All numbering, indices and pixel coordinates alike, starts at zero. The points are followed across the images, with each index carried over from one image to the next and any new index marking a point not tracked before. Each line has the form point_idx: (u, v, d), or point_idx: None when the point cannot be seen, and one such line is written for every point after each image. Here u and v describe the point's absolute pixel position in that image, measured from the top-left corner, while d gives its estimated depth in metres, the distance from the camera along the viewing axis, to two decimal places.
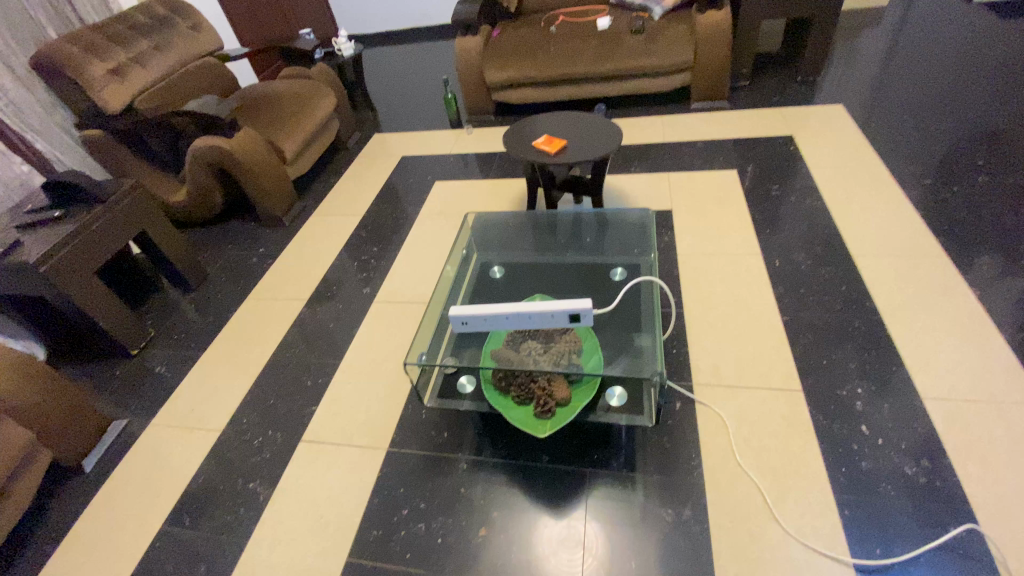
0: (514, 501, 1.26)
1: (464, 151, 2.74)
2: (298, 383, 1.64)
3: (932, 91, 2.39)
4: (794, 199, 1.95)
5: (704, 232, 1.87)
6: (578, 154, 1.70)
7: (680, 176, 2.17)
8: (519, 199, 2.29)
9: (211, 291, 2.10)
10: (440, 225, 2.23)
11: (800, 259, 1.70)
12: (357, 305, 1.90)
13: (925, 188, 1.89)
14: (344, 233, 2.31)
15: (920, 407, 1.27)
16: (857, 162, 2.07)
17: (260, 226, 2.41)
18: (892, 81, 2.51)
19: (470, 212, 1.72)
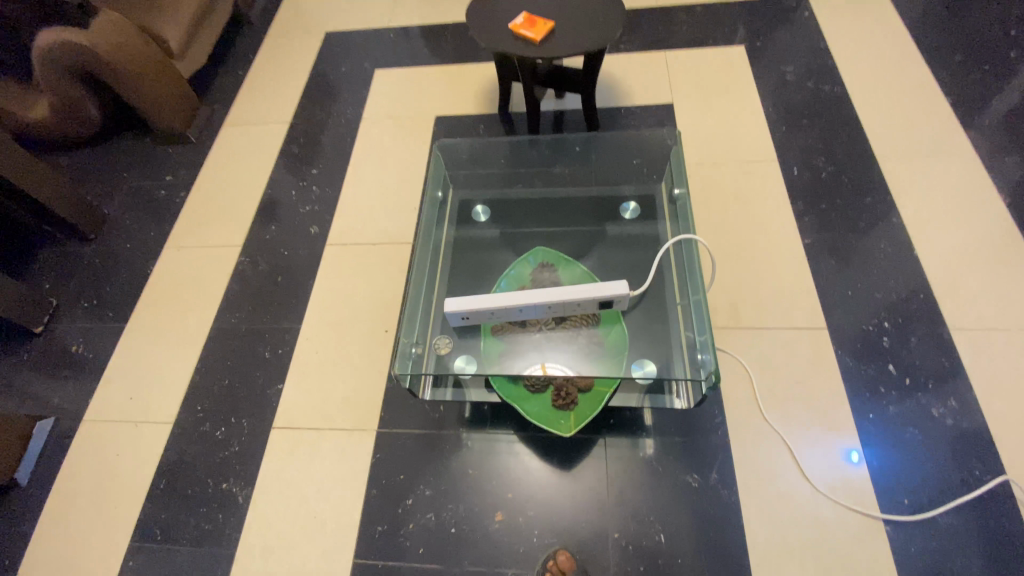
0: (529, 479, 1.16)
1: (406, 24, 2.17)
2: (254, 356, 1.39)
3: None
4: (810, 84, 1.67)
5: (712, 133, 1.60)
6: (571, 43, 1.32)
7: (679, 56, 1.81)
8: (486, 92, 1.88)
9: (117, 240, 1.69)
10: (391, 134, 1.82)
11: (820, 166, 1.50)
12: (307, 248, 1.58)
13: (954, 67, 1.65)
14: (273, 147, 1.87)
15: (948, 340, 1.20)
16: (879, 32, 1.77)
17: (161, 144, 1.91)
18: None
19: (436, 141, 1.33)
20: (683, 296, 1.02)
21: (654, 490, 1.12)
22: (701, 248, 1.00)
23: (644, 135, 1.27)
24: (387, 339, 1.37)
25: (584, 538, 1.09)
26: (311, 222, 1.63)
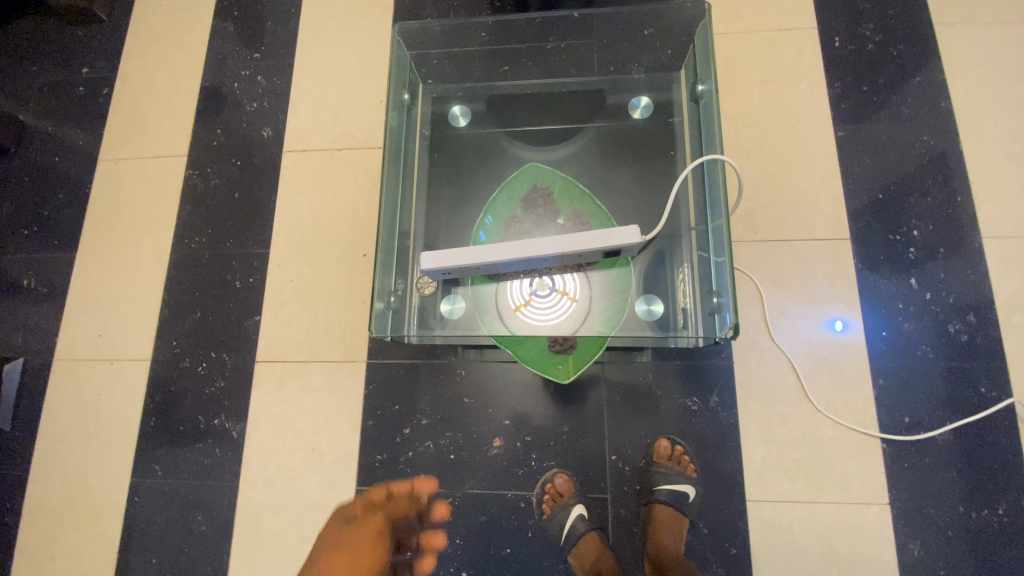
0: (526, 406, 1.13)
1: None
2: (224, 285, 1.28)
3: None
4: None
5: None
6: None
7: None
8: None
9: (41, 151, 1.46)
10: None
11: (866, 36, 1.25)
12: (263, 155, 1.37)
13: None
14: (203, 22, 1.53)
15: (978, 248, 1.10)
16: None
17: (65, 24, 1.56)
18: None
19: (398, 24, 1.06)
20: (699, 221, 0.93)
21: (651, 414, 1.10)
22: (727, 171, 0.87)
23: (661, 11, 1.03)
24: (366, 262, 1.25)
25: (583, 461, 1.10)
26: (262, 123, 1.40)
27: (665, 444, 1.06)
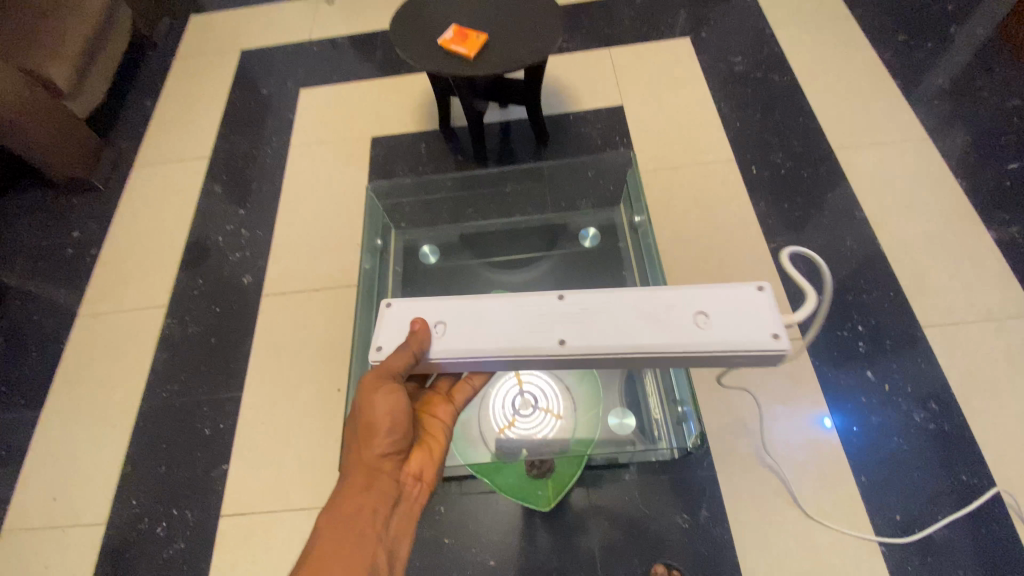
0: (512, 541, 1.07)
1: (332, 31, 2.00)
2: (194, 433, 1.25)
3: None
4: (758, 74, 1.67)
5: (667, 136, 1.54)
6: (498, 61, 1.27)
7: (624, 55, 1.76)
8: (425, 106, 1.74)
9: (21, 311, 1.50)
10: (328, 159, 1.67)
11: (779, 161, 1.47)
12: (241, 301, 1.43)
13: (895, 54, 1.68)
14: (194, 184, 1.69)
15: (921, 337, 1.18)
16: (823, 21, 1.78)
17: (63, 195, 1.72)
18: None
19: (369, 184, 1.17)
20: None
21: (642, 536, 1.05)
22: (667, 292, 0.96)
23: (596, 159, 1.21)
24: (340, 398, 1.25)
25: None
26: (243, 270, 1.48)
27: (660, 570, 1.00)
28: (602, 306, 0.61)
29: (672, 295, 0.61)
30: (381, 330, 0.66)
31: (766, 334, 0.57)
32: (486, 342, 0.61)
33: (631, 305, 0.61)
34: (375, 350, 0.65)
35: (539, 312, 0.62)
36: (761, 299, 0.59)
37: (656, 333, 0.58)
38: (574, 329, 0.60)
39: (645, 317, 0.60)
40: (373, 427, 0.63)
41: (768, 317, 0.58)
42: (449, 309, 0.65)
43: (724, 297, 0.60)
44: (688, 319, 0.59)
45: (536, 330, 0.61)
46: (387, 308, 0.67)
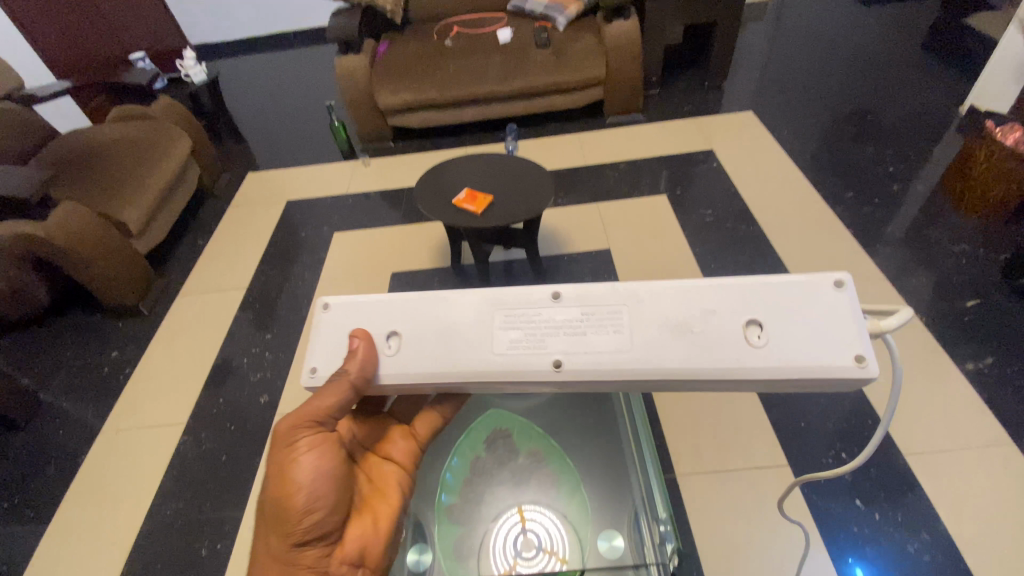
0: None
1: (365, 186, 2.36)
2: (190, 554, 1.27)
3: (821, 104, 2.53)
4: (729, 224, 1.93)
5: (651, 276, 1.76)
6: (500, 215, 1.53)
7: (612, 208, 2.06)
8: (439, 248, 1.99)
9: (49, 427, 1.60)
10: (351, 290, 1.88)
11: None
12: (255, 419, 1.52)
13: (847, 209, 1.95)
14: (228, 311, 1.89)
15: (905, 465, 1.22)
16: (782, 182, 2.10)
17: (110, 319, 1.92)
18: (784, 92, 2.63)
19: None
20: (639, 459, 1.07)
21: None
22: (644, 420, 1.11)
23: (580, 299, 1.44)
24: None
25: None
26: (261, 390, 1.60)
27: None
28: (636, 315, 0.65)
29: (719, 301, 0.64)
30: (316, 348, 0.70)
31: (847, 358, 0.59)
32: (427, 359, 0.66)
33: (673, 315, 0.64)
34: (310, 372, 0.70)
35: (525, 322, 0.66)
36: (842, 300, 0.61)
37: (709, 349, 0.62)
38: (576, 350, 0.64)
39: (688, 331, 0.63)
40: (291, 498, 0.66)
41: (851, 329, 0.60)
42: (394, 316, 0.69)
43: (786, 303, 0.62)
44: (749, 332, 0.62)
45: (525, 346, 0.65)
46: (325, 311, 0.71)
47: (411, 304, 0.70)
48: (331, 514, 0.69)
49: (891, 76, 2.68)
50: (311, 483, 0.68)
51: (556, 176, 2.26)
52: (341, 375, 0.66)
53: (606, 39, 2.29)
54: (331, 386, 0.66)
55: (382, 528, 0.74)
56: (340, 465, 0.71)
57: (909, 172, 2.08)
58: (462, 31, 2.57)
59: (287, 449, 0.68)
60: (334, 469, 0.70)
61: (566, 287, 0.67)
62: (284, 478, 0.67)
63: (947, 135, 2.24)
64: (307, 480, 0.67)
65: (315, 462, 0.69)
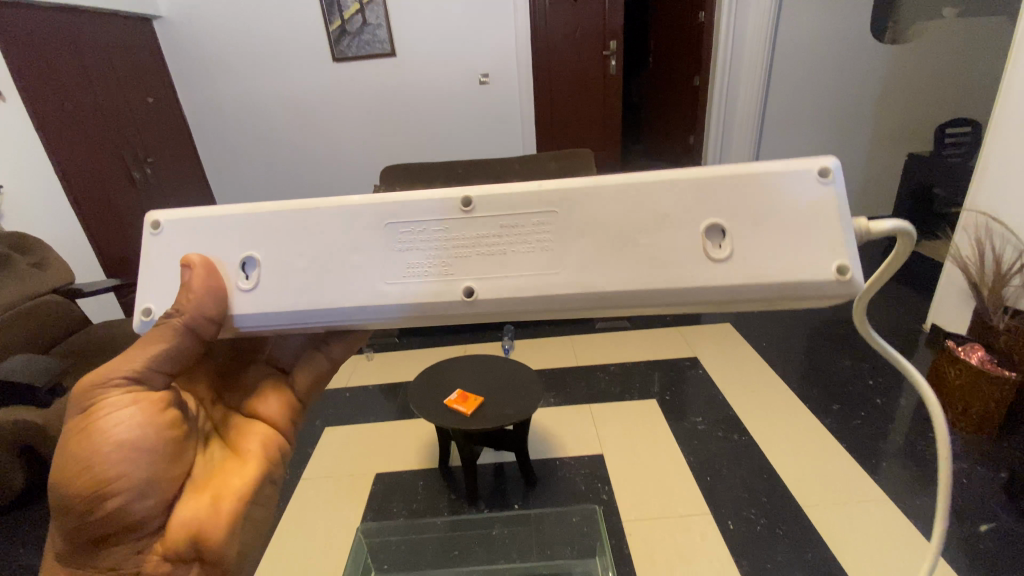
0: None
1: (367, 378, 2.47)
2: None
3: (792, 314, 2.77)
4: (720, 433, 1.95)
5: (643, 487, 1.74)
6: (491, 416, 1.58)
7: (604, 410, 2.12)
8: (429, 446, 1.98)
9: None
10: (337, 487, 1.83)
11: (753, 517, 1.61)
12: None
13: (834, 418, 2.00)
14: None
15: None
16: (766, 390, 2.18)
17: None
18: None
19: (361, 527, 1.34)
20: None
21: None
22: None
23: (568, 514, 1.40)
24: None
25: None
26: None
27: None
28: (567, 225, 0.60)
29: (664, 205, 0.59)
30: (161, 283, 0.66)
31: (830, 269, 0.57)
32: (301, 287, 0.62)
33: (616, 226, 0.59)
34: (148, 313, 0.67)
35: (429, 240, 0.61)
36: (824, 194, 0.57)
37: (652, 267, 0.59)
38: (475, 265, 0.61)
39: (633, 245, 0.59)
40: (92, 464, 0.65)
41: (833, 230, 0.57)
42: (260, 238, 0.63)
43: (753, 202, 0.58)
44: (715, 243, 0.58)
45: (432, 272, 0.61)
46: (157, 234, 0.66)
47: (269, 221, 0.63)
48: (146, 488, 0.67)
49: None
50: (115, 452, 0.66)
51: (549, 377, 2.36)
52: (175, 319, 0.64)
53: None
54: (156, 335, 0.67)
55: (220, 508, 0.70)
56: (158, 427, 0.69)
57: (888, 382, 2.18)
58: None
59: (89, 415, 0.67)
60: (149, 436, 0.68)
61: (478, 196, 0.61)
62: (84, 446, 0.66)
63: (918, 350, 2.39)
64: (112, 449, 0.66)
65: (126, 432, 0.67)
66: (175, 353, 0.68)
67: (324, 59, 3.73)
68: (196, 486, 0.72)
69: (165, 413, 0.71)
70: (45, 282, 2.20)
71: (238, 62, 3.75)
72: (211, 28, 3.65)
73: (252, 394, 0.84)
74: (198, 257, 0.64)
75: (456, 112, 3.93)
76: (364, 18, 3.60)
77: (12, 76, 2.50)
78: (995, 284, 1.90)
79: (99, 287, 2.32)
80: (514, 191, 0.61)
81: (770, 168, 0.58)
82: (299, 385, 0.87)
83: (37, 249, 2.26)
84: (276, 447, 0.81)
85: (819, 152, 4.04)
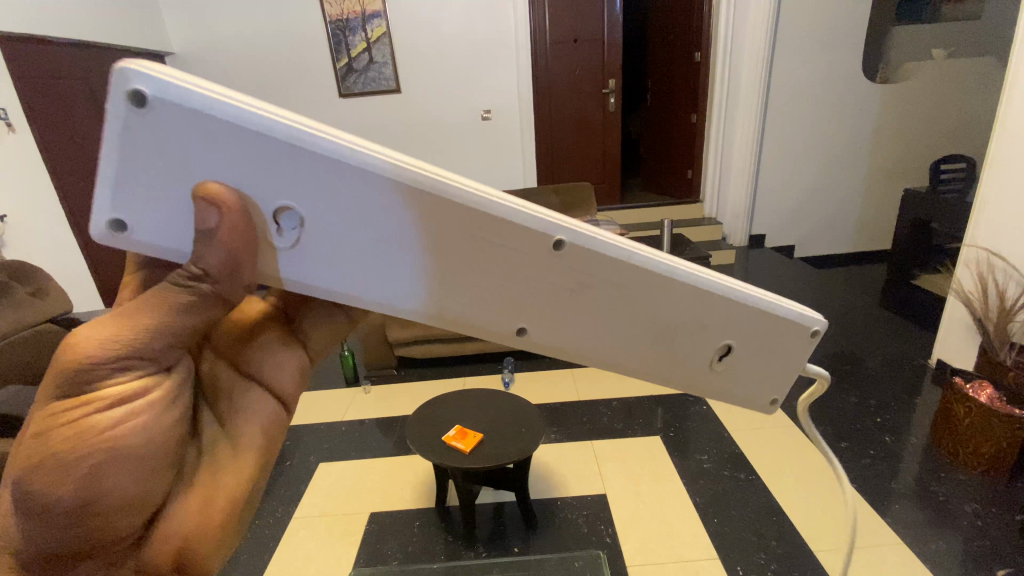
0: None
1: (364, 411, 2.42)
2: None
3: None
4: (726, 471, 1.90)
5: (648, 529, 1.68)
6: (491, 454, 1.53)
7: (606, 447, 2.07)
8: (426, 483, 1.92)
9: None
10: (329, 526, 1.76)
11: (763, 561, 1.54)
12: None
13: (843, 456, 1.95)
14: None
15: None
16: (772, 427, 2.13)
17: None
18: None
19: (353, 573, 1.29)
20: None
21: None
22: None
23: (571, 560, 1.34)
24: None
25: None
26: None
27: None
28: (626, 300, 0.58)
29: (710, 313, 0.61)
30: (145, 188, 0.44)
31: (767, 401, 0.70)
32: (344, 271, 0.50)
33: (662, 318, 0.60)
34: (128, 236, 0.45)
35: (504, 267, 0.53)
36: (802, 346, 0.67)
37: (662, 361, 0.63)
38: (538, 313, 0.56)
39: (669, 337, 0.61)
40: (71, 475, 0.49)
41: (787, 375, 0.69)
42: (305, 184, 0.46)
43: (763, 335, 0.65)
44: (716, 355, 0.64)
45: (487, 311, 0.55)
46: (143, 115, 0.41)
47: (323, 175, 0.46)
48: (134, 495, 0.53)
49: (853, 325, 2.97)
50: (100, 455, 0.50)
51: (550, 412, 2.31)
52: (202, 281, 0.48)
53: None
54: (170, 298, 0.49)
55: (216, 517, 0.59)
56: (160, 432, 0.55)
57: (896, 419, 2.14)
58: None
59: (65, 398, 0.49)
60: (148, 432, 0.53)
61: (571, 242, 0.53)
62: (59, 451, 0.49)
63: (925, 386, 2.35)
64: (92, 451, 0.50)
65: (112, 432, 0.51)
66: (183, 329, 0.51)
67: (330, 95, 3.82)
68: (191, 482, 0.59)
69: (164, 397, 0.55)
70: (41, 312, 2.17)
71: (244, 97, 3.84)
72: (220, 64, 3.75)
73: (253, 347, 0.66)
74: (224, 190, 0.45)
75: (458, 145, 3.99)
76: (370, 56, 3.71)
77: (23, 110, 2.56)
78: (1000, 320, 1.88)
79: (95, 314, 2.32)
80: (608, 248, 0.55)
81: (783, 311, 0.65)
82: (311, 346, 0.72)
83: (35, 277, 2.26)
84: (283, 424, 0.67)
85: (816, 186, 4.09)
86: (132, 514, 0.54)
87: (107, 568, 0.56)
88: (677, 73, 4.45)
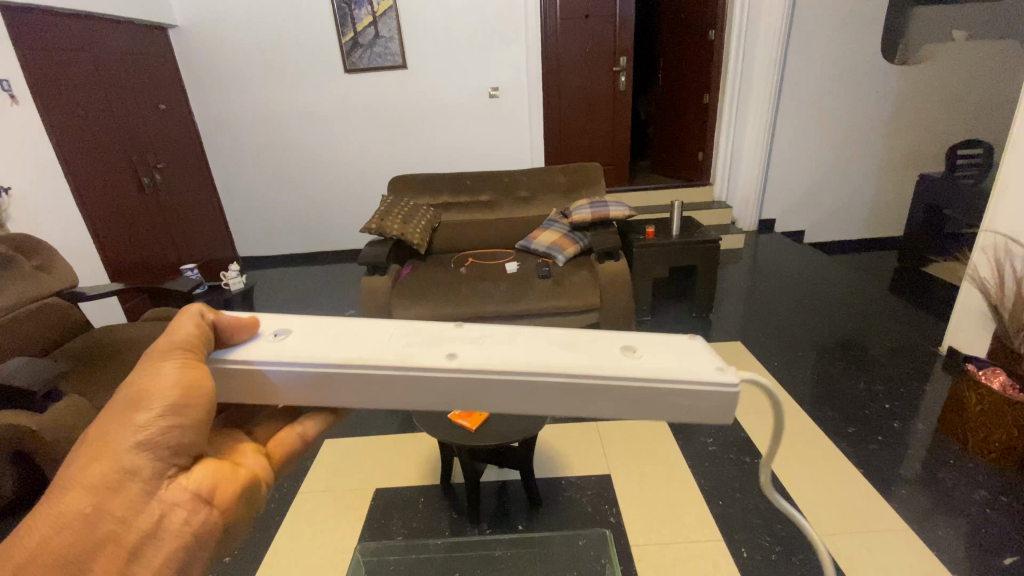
0: None
1: None
2: None
3: (803, 333, 2.72)
4: (731, 454, 1.90)
5: (652, 510, 1.68)
6: (497, 432, 1.53)
7: (611, 428, 2.06)
8: (430, 461, 1.93)
9: None
10: (335, 502, 1.77)
11: (767, 544, 1.54)
12: None
13: (850, 441, 1.94)
14: None
15: None
16: (778, 411, 2.12)
17: None
18: (763, 322, 2.87)
19: (358, 546, 1.30)
20: None
21: None
22: None
23: (578, 538, 1.34)
24: None
25: None
26: None
27: None
28: (520, 336, 0.70)
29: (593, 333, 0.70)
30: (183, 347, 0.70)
31: (716, 369, 0.63)
32: (317, 343, 0.69)
33: (554, 339, 0.69)
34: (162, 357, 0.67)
35: (427, 332, 0.72)
36: (694, 342, 0.70)
37: (587, 356, 0.65)
38: (464, 353, 0.66)
39: (574, 347, 0.67)
40: (155, 390, 0.58)
41: (707, 355, 0.67)
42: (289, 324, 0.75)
43: (648, 337, 0.70)
44: (625, 353, 0.66)
45: (423, 341, 0.68)
46: None
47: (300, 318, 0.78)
48: (196, 430, 0.59)
49: (863, 312, 2.93)
50: (170, 381, 0.59)
51: None
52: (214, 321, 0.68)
53: (600, 276, 2.62)
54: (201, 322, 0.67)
55: (246, 471, 0.63)
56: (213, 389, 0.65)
57: (906, 405, 2.12)
58: (475, 261, 2.98)
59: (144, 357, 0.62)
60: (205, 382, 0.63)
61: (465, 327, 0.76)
62: (143, 378, 0.59)
63: (936, 372, 2.32)
64: (174, 378, 0.60)
65: (191, 368, 0.62)
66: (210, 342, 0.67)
67: (335, 71, 3.75)
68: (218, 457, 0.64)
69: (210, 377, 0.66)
70: (46, 285, 2.16)
71: (250, 71, 3.77)
72: (223, 36, 3.68)
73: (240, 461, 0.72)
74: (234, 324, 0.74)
75: (467, 123, 3.93)
76: (376, 30, 3.62)
77: (27, 82, 2.52)
78: (1015, 307, 1.84)
79: (105, 290, 2.32)
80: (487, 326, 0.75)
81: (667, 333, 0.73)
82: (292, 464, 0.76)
83: (40, 251, 2.24)
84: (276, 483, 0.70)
85: (829, 171, 4.02)
86: (185, 449, 0.59)
87: (152, 501, 0.55)
88: (689, 51, 4.31)
